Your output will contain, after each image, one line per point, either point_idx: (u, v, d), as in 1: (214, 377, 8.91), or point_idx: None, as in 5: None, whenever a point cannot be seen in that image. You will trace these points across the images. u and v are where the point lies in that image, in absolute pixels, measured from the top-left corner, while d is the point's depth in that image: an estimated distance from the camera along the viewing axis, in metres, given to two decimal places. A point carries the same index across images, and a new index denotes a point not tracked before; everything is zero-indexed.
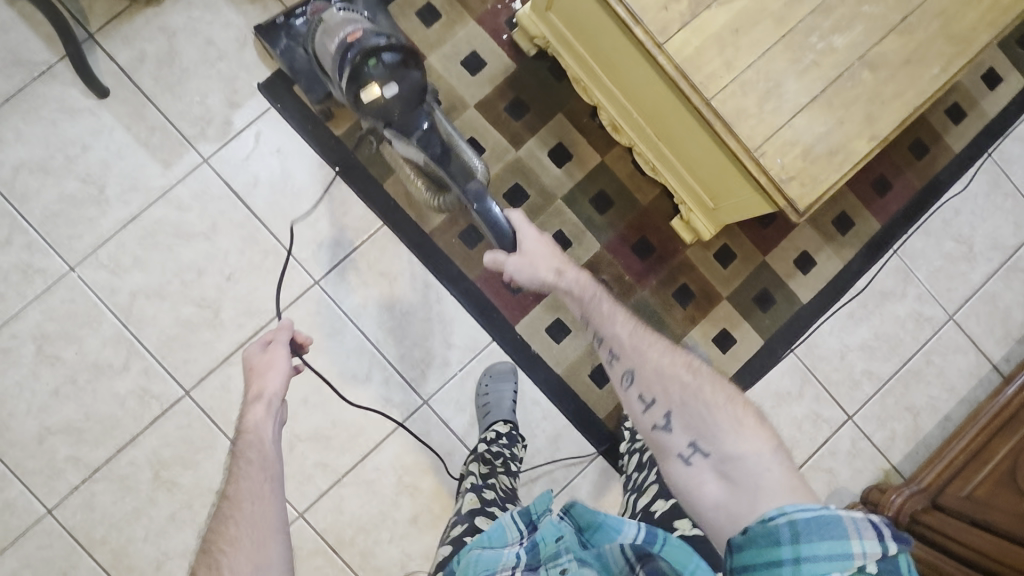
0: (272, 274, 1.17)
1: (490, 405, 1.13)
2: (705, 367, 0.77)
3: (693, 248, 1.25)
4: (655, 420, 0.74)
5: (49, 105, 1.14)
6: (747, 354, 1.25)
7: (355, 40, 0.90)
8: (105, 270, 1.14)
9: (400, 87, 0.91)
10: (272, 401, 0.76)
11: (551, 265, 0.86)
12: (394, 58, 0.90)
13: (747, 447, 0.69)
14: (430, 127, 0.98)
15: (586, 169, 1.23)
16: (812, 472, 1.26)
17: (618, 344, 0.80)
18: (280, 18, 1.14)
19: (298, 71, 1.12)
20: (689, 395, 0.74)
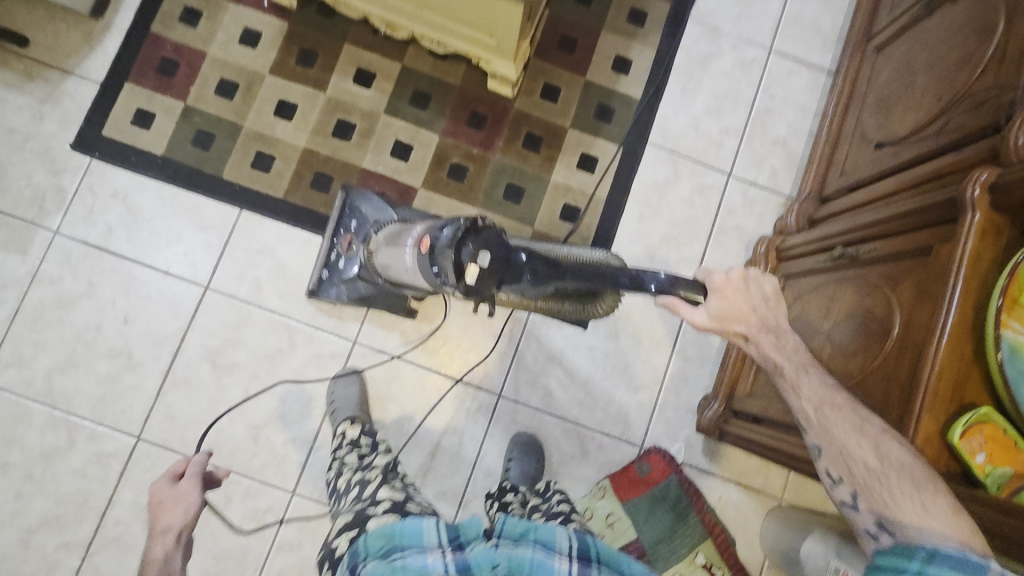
0: (165, 300, 1.21)
1: (336, 404, 1.17)
2: (903, 447, 0.67)
3: (520, 99, 1.32)
4: (844, 498, 0.72)
5: None
6: (612, 165, 1.33)
7: (428, 248, 0.81)
8: (13, 370, 1.17)
9: (491, 251, 0.76)
10: (179, 534, 0.92)
11: (735, 331, 0.79)
12: (473, 236, 0.77)
13: (927, 525, 0.62)
14: (532, 256, 0.78)
15: (393, 78, 1.30)
16: (722, 236, 1.33)
17: (806, 421, 0.76)
18: (323, 270, 1.20)
19: (361, 296, 1.18)
20: (874, 478, 0.68)
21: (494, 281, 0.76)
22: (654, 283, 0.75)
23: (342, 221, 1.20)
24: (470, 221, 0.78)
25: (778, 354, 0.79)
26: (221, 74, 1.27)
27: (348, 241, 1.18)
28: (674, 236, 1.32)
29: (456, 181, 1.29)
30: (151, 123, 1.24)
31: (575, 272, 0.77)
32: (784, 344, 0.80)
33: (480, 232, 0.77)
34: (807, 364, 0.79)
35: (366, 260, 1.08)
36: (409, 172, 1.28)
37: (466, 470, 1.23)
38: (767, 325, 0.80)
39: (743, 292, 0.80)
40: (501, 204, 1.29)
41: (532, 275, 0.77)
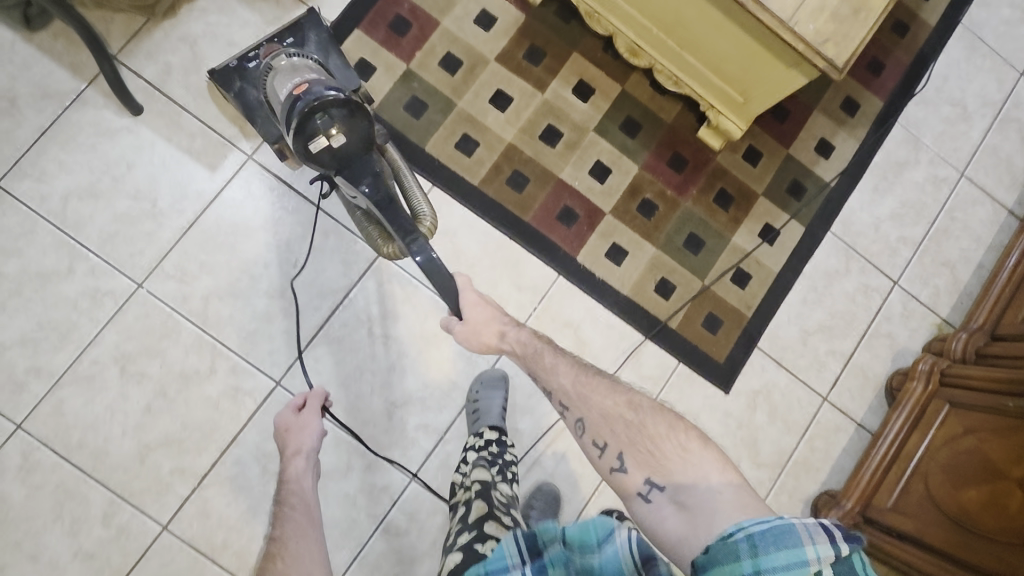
0: (337, 253, 1.19)
1: (479, 412, 1.14)
2: (645, 401, 0.81)
3: (723, 154, 1.32)
4: (612, 463, 0.76)
5: (85, 130, 1.15)
6: (791, 243, 1.33)
7: (301, 92, 0.94)
8: (173, 282, 1.15)
9: (350, 138, 0.92)
10: (309, 456, 1.01)
11: (493, 326, 0.96)
12: (342, 112, 0.92)
13: (696, 470, 0.71)
14: (376, 178, 0.93)
15: (610, 99, 1.30)
16: (874, 340, 1.34)
17: (565, 397, 0.85)
18: (233, 60, 1.12)
19: (251, 113, 1.11)
20: (635, 432, 0.77)
21: (341, 155, 0.92)
22: (422, 255, 0.88)
23: (280, 36, 1.13)
24: (350, 100, 0.93)
25: (531, 341, 0.95)
26: (448, 48, 1.26)
27: (271, 53, 1.09)
28: (831, 327, 1.33)
29: (643, 216, 1.29)
30: (369, 77, 1.23)
31: (388, 207, 0.91)
32: (538, 339, 0.95)
33: (354, 116, 0.92)
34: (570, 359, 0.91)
35: (266, 71, 1.07)
36: (602, 196, 1.28)
37: (581, 501, 1.22)
38: (517, 322, 0.98)
39: (486, 310, 0.97)
40: (678, 250, 1.29)
41: (364, 186, 0.92)
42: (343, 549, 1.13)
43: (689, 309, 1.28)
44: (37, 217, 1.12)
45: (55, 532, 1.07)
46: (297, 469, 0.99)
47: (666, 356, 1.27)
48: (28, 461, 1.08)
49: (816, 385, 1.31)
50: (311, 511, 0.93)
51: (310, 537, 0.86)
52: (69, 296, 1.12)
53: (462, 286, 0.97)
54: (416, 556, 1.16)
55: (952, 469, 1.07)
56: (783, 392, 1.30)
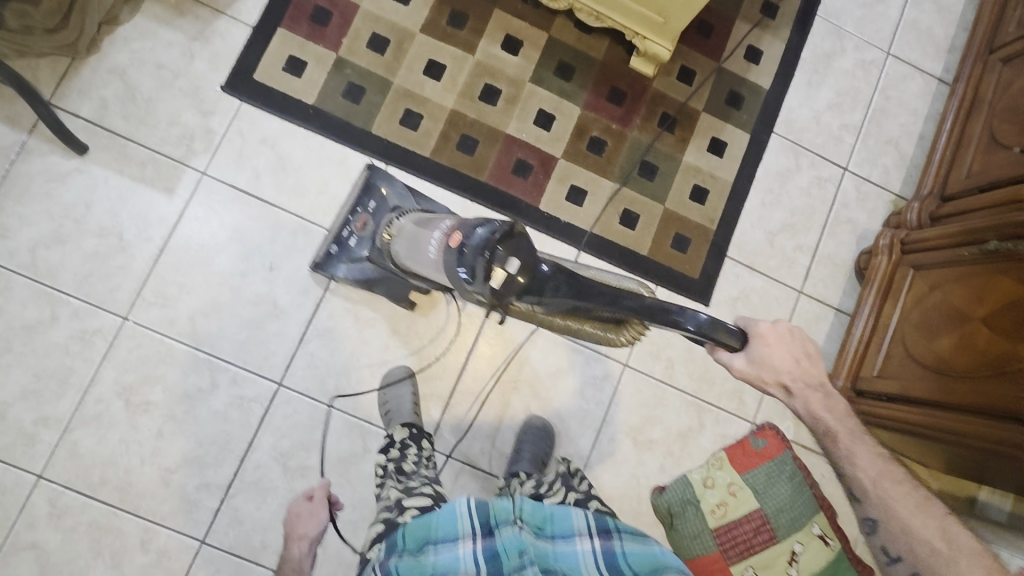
0: (310, 249, 1.22)
1: (391, 410, 1.16)
2: (962, 535, 0.84)
3: (658, 79, 1.36)
4: (900, 572, 0.86)
5: (37, 179, 1.16)
6: (740, 151, 1.38)
7: (457, 245, 0.83)
8: (157, 309, 1.17)
9: (523, 257, 0.76)
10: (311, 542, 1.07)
11: (794, 380, 0.80)
12: (503, 237, 0.78)
13: None
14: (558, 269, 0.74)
15: (540, 48, 1.33)
16: (836, 227, 1.40)
17: (863, 488, 0.87)
18: (332, 245, 1.20)
19: (374, 281, 1.20)
20: (940, 559, 0.83)
21: (529, 285, 0.74)
22: (697, 324, 0.66)
23: (359, 203, 1.21)
24: (506, 225, 0.80)
25: (827, 415, 0.84)
26: (373, 28, 1.28)
27: (364, 224, 1.19)
28: (794, 223, 1.38)
29: (595, 154, 1.32)
30: (303, 72, 1.25)
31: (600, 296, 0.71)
32: (832, 406, 0.84)
33: (515, 237, 0.78)
34: (860, 436, 0.87)
35: (384, 247, 1.13)
36: (551, 142, 1.31)
37: (592, 435, 1.26)
38: (812, 380, 0.81)
39: (783, 344, 0.76)
40: (635, 180, 1.33)
41: (569, 299, 0.72)
42: None
43: (656, 234, 1.33)
44: (10, 273, 1.14)
45: (98, 567, 1.10)
46: (299, 552, 1.06)
47: (643, 282, 1.32)
48: (56, 506, 1.11)
49: (790, 280, 1.36)
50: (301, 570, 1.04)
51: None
52: (58, 343, 1.14)
53: (749, 326, 0.75)
54: None
55: (924, 326, 1.14)
56: (760, 293, 1.35)
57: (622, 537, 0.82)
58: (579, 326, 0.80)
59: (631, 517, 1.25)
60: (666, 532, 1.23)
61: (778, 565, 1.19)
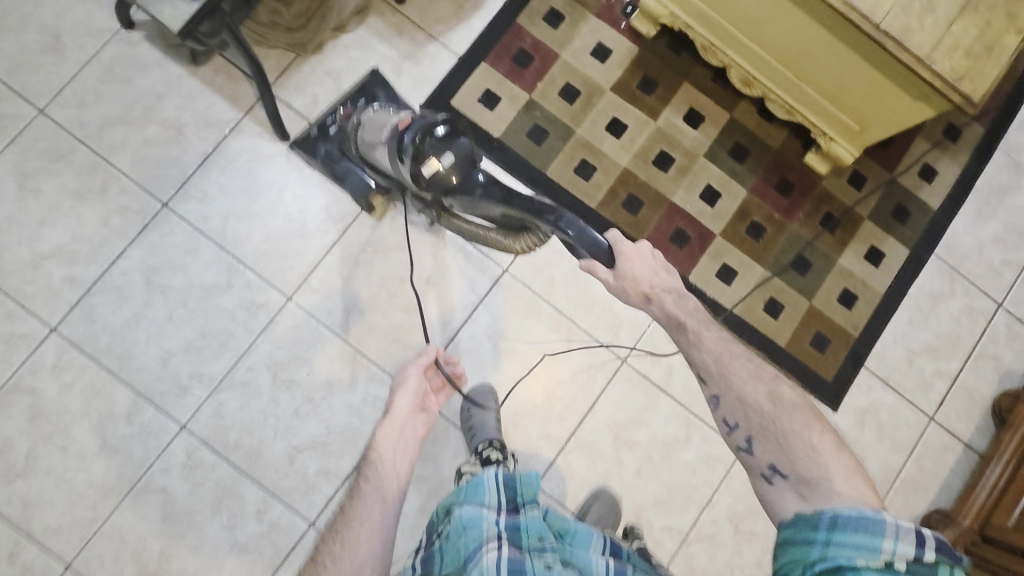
0: (466, 270, 1.28)
1: (474, 427, 1.18)
2: (787, 394, 0.79)
3: (828, 179, 1.37)
4: (739, 442, 0.79)
5: (242, 156, 1.25)
6: (897, 265, 1.37)
7: (405, 125, 0.97)
8: (318, 296, 1.24)
9: (456, 155, 0.92)
10: (398, 413, 1.01)
11: (653, 269, 0.82)
12: (448, 133, 0.94)
13: (831, 474, 0.71)
14: (487, 179, 0.89)
15: (719, 126, 1.36)
16: (979, 361, 1.36)
17: (704, 369, 0.81)
18: (313, 129, 1.26)
19: (337, 172, 1.25)
20: (769, 422, 0.77)
21: (456, 180, 0.92)
22: (572, 229, 0.77)
23: (350, 100, 1.28)
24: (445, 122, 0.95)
25: (679, 313, 0.83)
26: (568, 78, 1.34)
27: (348, 116, 1.26)
28: (937, 349, 1.36)
29: (752, 238, 1.34)
30: (495, 106, 1.32)
31: (509, 195, 0.84)
32: (683, 304, 0.84)
33: (454, 139, 0.94)
34: (707, 323, 0.84)
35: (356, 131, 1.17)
36: (712, 218, 1.34)
37: (695, 512, 1.26)
38: (668, 287, 0.83)
39: (647, 263, 0.82)
40: (786, 272, 1.34)
41: (480, 190, 0.88)
42: None
43: (798, 328, 1.33)
44: (200, 235, 1.23)
45: (215, 526, 1.16)
46: (388, 429, 0.98)
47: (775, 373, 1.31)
48: (191, 459, 1.17)
49: (923, 405, 1.33)
50: (388, 491, 0.88)
51: (379, 521, 0.83)
52: (227, 308, 1.22)
53: (615, 238, 0.80)
54: None
55: None
56: (890, 411, 1.33)
57: (633, 567, 0.85)
58: (486, 234, 1.02)
59: None
60: None
61: None
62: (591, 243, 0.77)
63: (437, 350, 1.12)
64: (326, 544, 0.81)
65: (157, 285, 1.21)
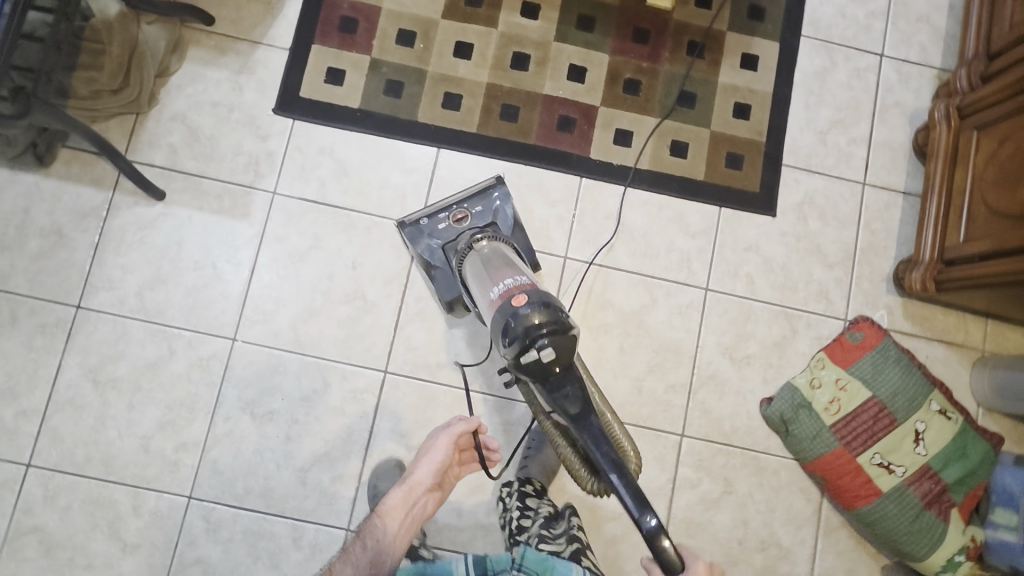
0: (386, 241, 1.28)
1: None
2: None
3: (677, 10, 1.38)
4: None
5: (129, 231, 1.25)
6: (773, 61, 1.38)
7: (518, 305, 0.91)
8: (260, 325, 1.24)
9: (580, 395, 0.88)
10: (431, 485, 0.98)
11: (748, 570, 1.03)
12: (558, 339, 0.88)
13: None
14: (599, 440, 0.84)
15: (557, 7, 1.36)
16: (885, 113, 1.39)
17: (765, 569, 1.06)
18: (424, 218, 1.23)
19: (431, 268, 1.21)
20: None
21: (557, 369, 0.88)
22: (651, 524, 0.79)
23: (469, 202, 1.23)
24: (564, 322, 0.90)
25: None
26: (399, 25, 1.34)
27: (462, 219, 1.21)
28: (842, 120, 1.38)
29: (632, 95, 1.35)
30: (343, 80, 1.31)
31: (621, 470, 0.82)
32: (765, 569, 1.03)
33: (567, 341, 0.89)
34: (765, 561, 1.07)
35: (464, 251, 1.12)
36: (588, 93, 1.34)
37: (689, 362, 1.28)
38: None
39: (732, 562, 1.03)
40: (676, 111, 1.35)
41: (569, 414, 0.87)
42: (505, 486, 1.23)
43: (709, 157, 1.34)
44: (124, 319, 1.22)
45: (260, 570, 1.18)
46: (417, 477, 0.98)
47: (706, 207, 1.33)
48: (210, 521, 1.18)
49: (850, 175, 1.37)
50: (376, 566, 0.89)
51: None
52: (181, 373, 1.22)
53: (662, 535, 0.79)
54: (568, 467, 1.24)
55: (998, 178, 1.13)
56: (824, 193, 1.36)
57: None
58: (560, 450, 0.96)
59: (745, 435, 1.27)
60: (785, 439, 1.25)
61: (905, 448, 1.20)
62: (644, 520, 0.79)
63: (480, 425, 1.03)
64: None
65: (105, 382, 1.21)
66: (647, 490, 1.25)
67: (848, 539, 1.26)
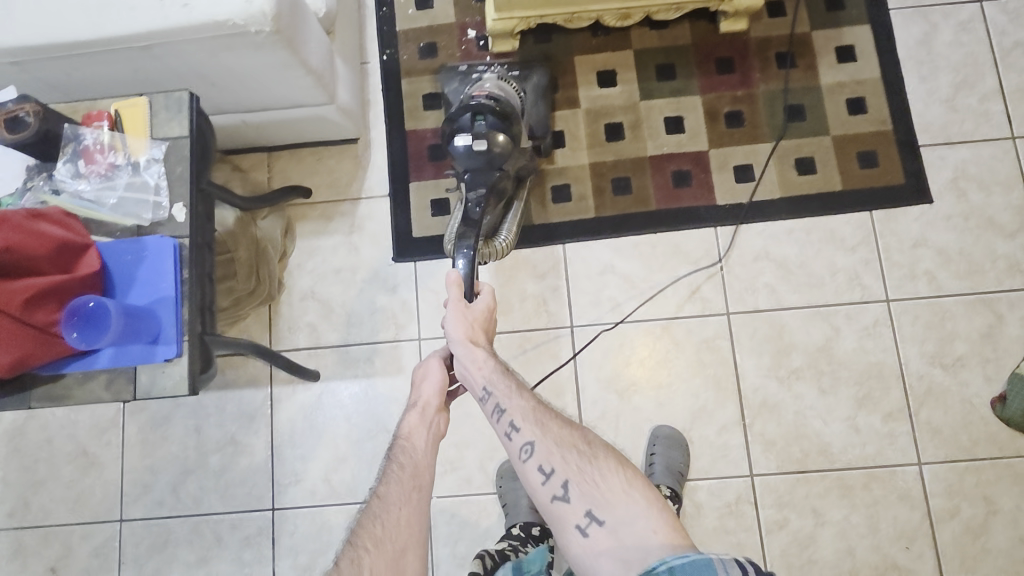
0: (542, 351, 1.24)
1: None
2: (601, 442, 0.80)
3: (753, 28, 1.32)
4: (555, 491, 0.75)
5: (297, 420, 1.24)
6: (870, 44, 1.30)
7: (479, 94, 1.09)
8: (449, 475, 1.21)
9: (476, 169, 1.04)
10: (428, 408, 0.89)
11: (641, 511, 0.72)
12: (493, 123, 1.04)
13: (653, 526, 0.71)
14: (478, 203, 1.02)
15: (632, 66, 1.33)
16: (1009, 56, 1.29)
17: (560, 458, 0.76)
18: (462, 65, 1.35)
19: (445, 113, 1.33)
20: (589, 474, 0.75)
21: (475, 156, 1.03)
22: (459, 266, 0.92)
23: (510, 67, 1.32)
24: (494, 112, 1.05)
25: (614, 468, 0.76)
26: None
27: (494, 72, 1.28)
28: (964, 80, 1.28)
29: (737, 127, 1.29)
30: (450, 206, 1.30)
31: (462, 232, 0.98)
32: (620, 467, 0.76)
33: (499, 128, 1.04)
34: (591, 458, 0.76)
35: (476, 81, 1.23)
36: (692, 140, 1.29)
37: (898, 383, 1.18)
38: (629, 469, 0.76)
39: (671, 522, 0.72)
40: (788, 128, 1.28)
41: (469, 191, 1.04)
42: None
43: (840, 163, 1.26)
44: (320, 508, 1.21)
45: None
46: (429, 391, 0.90)
47: (855, 215, 1.24)
48: None
49: (995, 133, 1.26)
50: (425, 477, 0.83)
51: (414, 512, 0.80)
52: None
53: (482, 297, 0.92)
54: (811, 533, 1.14)
55: None
56: (974, 162, 1.25)
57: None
58: None
59: (988, 443, 1.15)
60: None
61: None
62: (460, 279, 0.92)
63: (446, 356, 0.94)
64: (365, 528, 0.76)
65: None
66: (905, 535, 1.13)
67: None
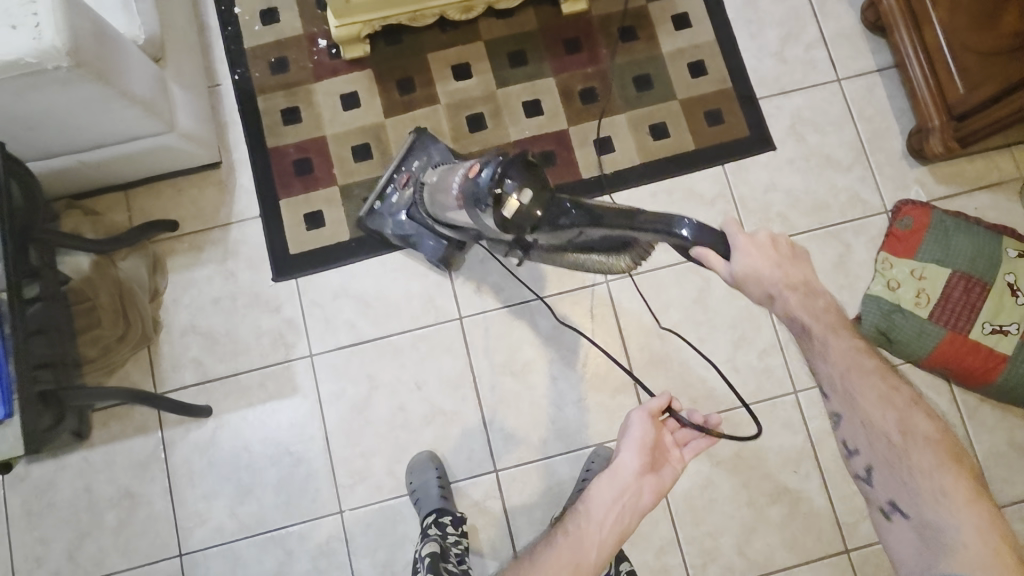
0: (436, 347, 1.25)
1: None
2: (920, 420, 0.77)
3: (594, 6, 1.38)
4: (859, 469, 0.80)
5: (194, 460, 1.20)
6: (701, 10, 1.38)
7: (478, 172, 0.87)
8: (359, 485, 1.20)
9: (536, 190, 0.79)
10: (624, 483, 0.89)
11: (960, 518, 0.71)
12: (519, 169, 0.80)
13: (958, 516, 0.71)
14: (575, 207, 0.75)
15: (484, 57, 1.35)
16: (824, 6, 1.39)
17: (826, 380, 0.79)
18: (376, 202, 1.22)
19: (410, 233, 1.21)
20: (896, 452, 0.77)
21: (541, 212, 0.78)
22: (687, 230, 0.66)
23: (406, 162, 1.23)
24: (518, 156, 0.82)
25: (927, 449, 0.75)
26: (349, 144, 1.31)
27: (407, 181, 1.22)
28: (789, 33, 1.38)
29: (592, 103, 1.34)
30: (323, 218, 1.28)
31: (598, 220, 0.72)
32: (925, 437, 0.76)
33: (529, 166, 0.81)
34: (905, 417, 0.77)
35: (422, 195, 1.14)
36: (551, 120, 1.33)
37: (769, 321, 1.26)
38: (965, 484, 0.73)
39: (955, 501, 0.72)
40: (638, 98, 1.34)
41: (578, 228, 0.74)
42: (659, 522, 1.19)
43: (689, 125, 1.33)
44: (230, 544, 1.17)
45: None
46: (626, 463, 0.90)
47: (710, 171, 1.32)
48: None
49: (822, 78, 1.37)
50: (585, 554, 0.85)
51: None
52: (308, 570, 1.17)
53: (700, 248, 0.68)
54: (709, 475, 1.21)
55: (976, 20, 1.13)
56: (807, 107, 1.35)
57: None
58: (578, 258, 0.94)
59: None
60: (891, 348, 1.22)
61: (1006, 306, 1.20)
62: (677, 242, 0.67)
63: (668, 396, 0.91)
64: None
65: None
66: (793, 459, 1.21)
67: (994, 413, 1.24)
